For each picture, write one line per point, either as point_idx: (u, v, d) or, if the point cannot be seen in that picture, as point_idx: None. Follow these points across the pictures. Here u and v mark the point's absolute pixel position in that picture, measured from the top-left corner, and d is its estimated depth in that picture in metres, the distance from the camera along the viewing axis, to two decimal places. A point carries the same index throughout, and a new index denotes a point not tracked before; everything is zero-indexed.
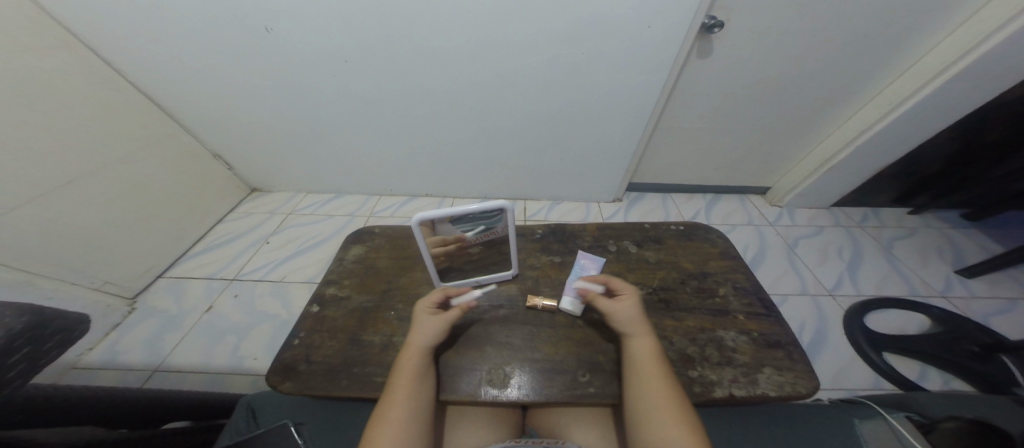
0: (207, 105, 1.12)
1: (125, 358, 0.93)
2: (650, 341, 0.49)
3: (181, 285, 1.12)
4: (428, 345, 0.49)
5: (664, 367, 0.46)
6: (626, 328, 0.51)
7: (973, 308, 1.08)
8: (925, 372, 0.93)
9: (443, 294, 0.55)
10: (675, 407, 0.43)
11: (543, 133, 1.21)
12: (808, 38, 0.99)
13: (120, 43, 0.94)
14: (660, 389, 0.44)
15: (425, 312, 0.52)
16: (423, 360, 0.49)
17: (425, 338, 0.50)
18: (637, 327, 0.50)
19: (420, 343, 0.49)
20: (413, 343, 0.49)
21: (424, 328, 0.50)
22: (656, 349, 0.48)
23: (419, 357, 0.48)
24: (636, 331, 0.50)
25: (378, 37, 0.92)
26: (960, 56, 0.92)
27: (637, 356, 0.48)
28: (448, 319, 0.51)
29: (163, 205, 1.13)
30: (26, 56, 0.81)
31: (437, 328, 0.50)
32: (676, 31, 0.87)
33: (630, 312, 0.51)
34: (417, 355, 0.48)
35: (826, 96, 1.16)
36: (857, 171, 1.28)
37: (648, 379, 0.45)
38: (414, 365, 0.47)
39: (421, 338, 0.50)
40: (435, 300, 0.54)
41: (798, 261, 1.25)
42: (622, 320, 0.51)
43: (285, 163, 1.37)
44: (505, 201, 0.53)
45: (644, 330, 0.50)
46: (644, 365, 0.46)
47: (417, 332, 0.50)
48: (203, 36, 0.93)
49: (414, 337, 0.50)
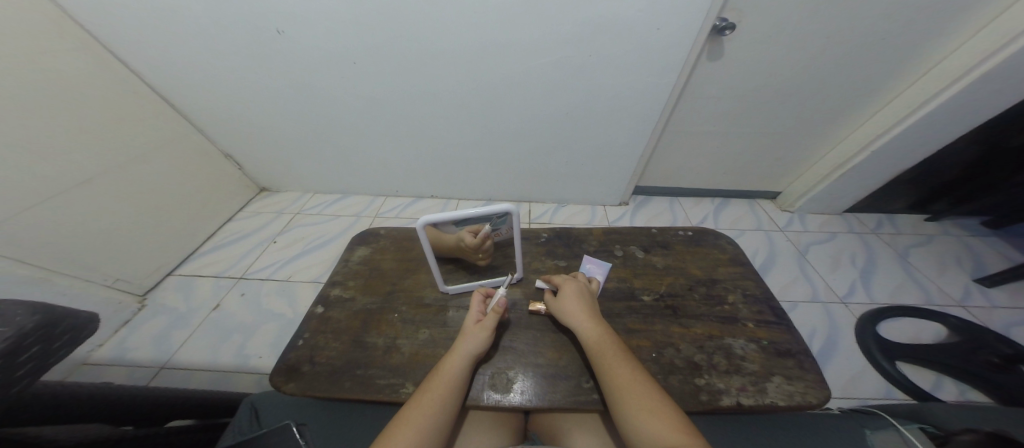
0: (219, 106, 1.14)
1: (135, 354, 0.94)
2: (591, 329, 0.51)
3: (190, 283, 1.14)
4: (474, 354, 0.49)
5: (614, 351, 0.48)
6: (566, 319, 0.54)
7: (992, 318, 1.05)
8: (940, 382, 0.90)
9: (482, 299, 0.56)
10: (630, 390, 0.44)
11: (549, 135, 1.20)
12: (820, 40, 0.97)
13: (135, 45, 0.96)
14: (611, 373, 0.46)
15: (471, 319, 0.53)
16: (463, 367, 0.48)
17: (471, 344, 0.50)
18: (581, 315, 0.53)
19: (467, 349, 0.49)
20: (461, 352, 0.49)
21: (471, 335, 0.51)
22: (601, 334, 0.51)
23: (462, 363, 0.48)
24: (581, 320, 0.53)
25: (388, 39, 0.93)
26: (982, 59, 0.90)
27: (588, 342, 0.50)
28: (489, 327, 0.52)
29: (175, 204, 1.15)
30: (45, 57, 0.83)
31: (483, 335, 0.51)
32: (685, 33, 0.86)
33: (566, 305, 0.55)
34: (462, 362, 0.48)
35: (839, 99, 1.13)
36: (871, 175, 1.25)
37: (607, 361, 0.47)
38: (457, 374, 0.47)
39: (467, 344, 0.50)
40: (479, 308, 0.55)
41: (808, 267, 1.22)
42: (563, 312, 0.55)
43: (294, 163, 1.39)
44: (511, 204, 0.53)
45: (585, 319, 0.53)
46: (597, 349, 0.49)
47: (468, 341, 0.50)
48: (216, 37, 0.94)
49: (461, 344, 0.50)
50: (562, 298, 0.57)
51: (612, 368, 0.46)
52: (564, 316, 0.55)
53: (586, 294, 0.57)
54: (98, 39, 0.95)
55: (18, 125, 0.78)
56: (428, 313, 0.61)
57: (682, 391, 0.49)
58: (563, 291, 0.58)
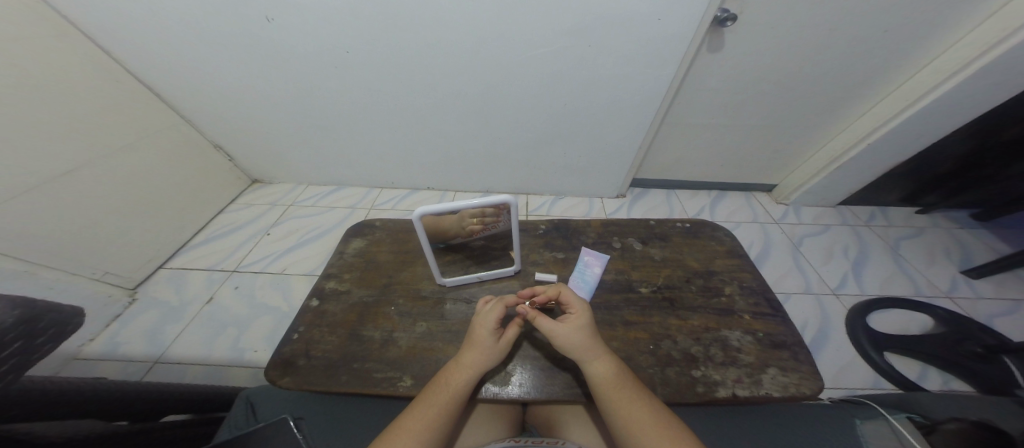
0: (207, 95, 1.11)
1: (127, 348, 0.93)
2: (608, 368, 0.47)
3: (182, 276, 1.12)
4: (486, 367, 0.48)
5: (630, 389, 0.45)
6: (577, 354, 0.48)
7: (977, 309, 1.07)
8: (925, 372, 0.93)
9: (501, 310, 0.52)
10: (653, 427, 0.42)
11: (548, 128, 1.19)
12: (820, 32, 0.96)
13: (115, 32, 0.92)
14: (634, 415, 0.43)
15: (488, 333, 0.50)
16: (470, 379, 0.47)
17: (485, 358, 0.48)
18: (589, 352, 0.48)
19: (477, 361, 0.48)
20: (471, 365, 0.48)
21: (484, 350, 0.49)
22: (611, 372, 0.46)
23: (470, 374, 0.47)
24: (592, 356, 0.48)
25: (383, 23, 0.89)
26: (983, 51, 0.89)
27: (601, 384, 0.46)
28: (508, 340, 0.51)
29: (163, 197, 1.12)
30: (21, 42, 0.79)
31: (499, 350, 0.50)
32: (688, 25, 0.85)
33: (577, 339, 0.49)
34: (473, 376, 0.47)
35: (837, 92, 1.13)
36: (865, 169, 1.26)
37: (626, 408, 0.44)
38: (463, 386, 0.46)
39: (480, 358, 0.48)
40: (496, 318, 0.51)
41: (802, 259, 1.24)
42: (570, 346, 0.49)
43: (286, 154, 1.35)
44: (508, 195, 0.52)
45: (598, 355, 0.48)
46: (611, 393, 0.45)
47: (477, 355, 0.48)
48: (201, 24, 0.90)
49: (472, 357, 0.48)
50: (571, 327, 0.50)
51: (629, 418, 0.43)
52: (570, 347, 0.49)
53: (589, 324, 0.51)
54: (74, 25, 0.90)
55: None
56: (426, 306, 0.60)
57: (679, 383, 0.49)
58: (572, 320, 0.51)
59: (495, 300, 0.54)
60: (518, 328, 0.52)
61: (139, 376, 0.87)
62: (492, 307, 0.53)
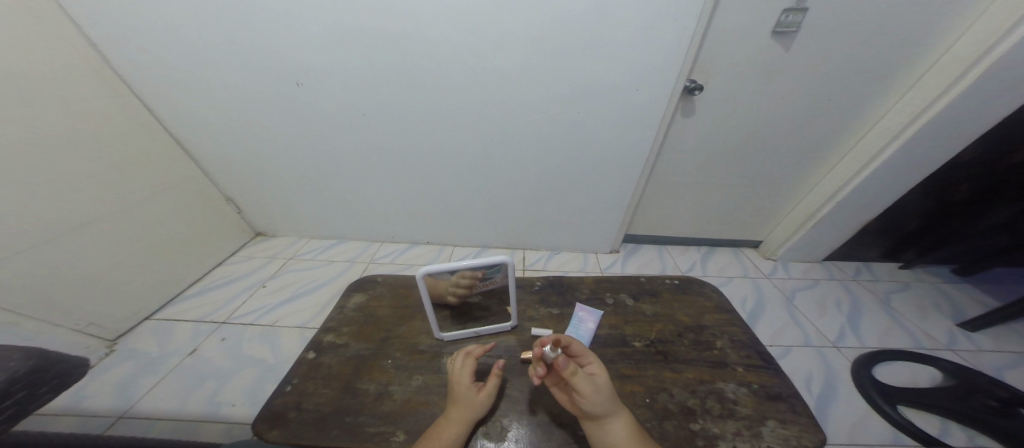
0: (231, 153, 1.21)
1: (92, 402, 0.87)
2: (626, 426, 0.45)
3: (169, 328, 1.09)
4: (471, 421, 0.47)
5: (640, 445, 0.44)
6: (605, 414, 0.45)
7: (982, 361, 1.05)
8: (947, 428, 0.87)
9: (474, 363, 0.53)
10: None
11: (543, 185, 1.29)
12: (771, 102, 1.13)
13: (165, 98, 1.07)
14: None
15: (467, 386, 0.50)
16: (458, 434, 0.46)
17: (472, 410, 0.48)
18: (617, 411, 0.46)
19: (462, 415, 0.48)
20: (457, 418, 0.47)
21: (468, 403, 0.48)
22: (630, 432, 0.45)
23: (459, 428, 0.46)
24: (619, 416, 0.46)
25: (399, 91, 1.04)
26: (913, 117, 1.04)
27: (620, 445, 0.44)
28: (490, 390, 0.50)
29: (168, 245, 1.15)
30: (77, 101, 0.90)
31: (481, 402, 0.49)
32: (660, 94, 1.01)
33: (609, 398, 0.46)
34: (460, 431, 0.46)
35: (797, 155, 1.28)
36: (839, 226, 1.34)
37: None
38: (452, 440, 0.45)
39: (465, 411, 0.48)
40: (471, 371, 0.52)
41: (796, 313, 1.24)
42: (602, 405, 0.45)
43: (293, 207, 1.43)
44: (505, 255, 0.57)
45: (621, 413, 0.46)
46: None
47: (461, 409, 0.48)
48: (240, 89, 1.04)
49: (456, 412, 0.48)
50: (605, 384, 0.47)
51: None
52: (603, 408, 0.45)
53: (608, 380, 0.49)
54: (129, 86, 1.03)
55: (25, 154, 0.81)
56: (422, 359, 0.60)
57: (678, 437, 0.48)
58: (601, 376, 0.48)
59: (464, 351, 0.55)
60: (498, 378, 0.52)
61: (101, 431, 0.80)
62: (463, 360, 0.54)
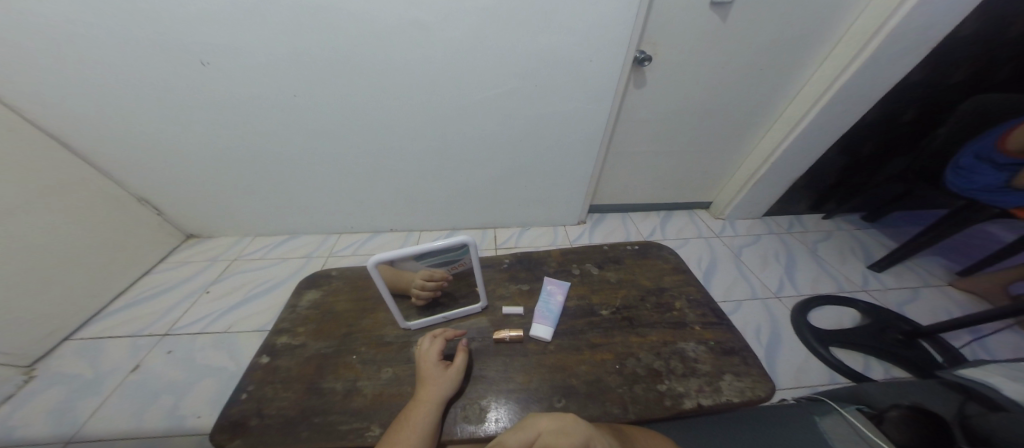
0: (139, 146, 1.04)
1: (21, 434, 0.77)
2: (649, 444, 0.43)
3: (98, 346, 0.97)
4: (445, 399, 0.48)
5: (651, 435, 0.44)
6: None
7: (889, 299, 1.25)
8: (868, 363, 1.03)
9: (443, 342, 0.55)
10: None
11: (506, 162, 1.26)
12: (716, 69, 1.16)
13: (25, 80, 0.86)
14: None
15: (434, 365, 0.51)
16: (432, 415, 0.46)
17: (442, 388, 0.49)
18: None
19: (435, 395, 0.48)
20: (429, 399, 0.48)
21: (440, 382, 0.50)
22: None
23: (431, 410, 0.47)
24: None
25: (336, 70, 0.93)
26: (828, 84, 1.13)
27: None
28: (460, 366, 0.52)
29: (72, 258, 0.99)
30: None
31: (451, 378, 0.51)
32: (613, 64, 0.99)
33: None
34: (432, 410, 0.47)
35: (739, 120, 1.35)
36: (774, 184, 1.47)
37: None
38: (427, 421, 0.45)
39: (436, 389, 0.49)
40: (439, 350, 0.53)
41: (744, 268, 1.37)
42: None
43: (229, 202, 1.28)
44: (467, 235, 0.54)
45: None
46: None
47: (433, 388, 0.49)
48: (133, 69, 0.87)
49: (428, 392, 0.48)
50: None
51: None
52: None
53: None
54: None
55: None
56: (392, 351, 0.58)
57: (647, 399, 0.52)
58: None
59: (432, 335, 0.57)
60: (465, 353, 0.55)
61: None
62: (431, 341, 0.55)
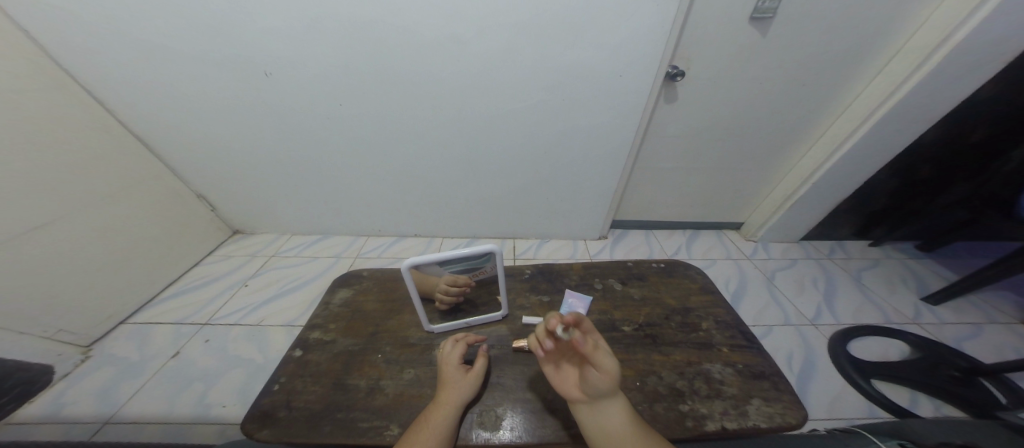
0: (200, 149, 1.15)
1: (72, 410, 0.84)
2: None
3: (146, 331, 1.05)
4: (463, 403, 0.49)
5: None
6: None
7: (944, 334, 1.13)
8: (915, 399, 0.94)
9: (464, 346, 0.56)
10: None
11: (530, 173, 1.28)
12: (752, 86, 1.14)
13: (117, 88, 0.98)
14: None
15: (453, 369, 0.52)
16: (450, 418, 0.47)
17: (461, 392, 0.49)
18: None
19: (454, 398, 0.49)
20: (448, 401, 0.48)
21: (459, 385, 0.50)
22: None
23: (449, 412, 0.47)
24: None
25: (378, 83, 1.00)
26: (880, 102, 1.08)
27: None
28: (479, 371, 0.53)
29: (137, 247, 1.09)
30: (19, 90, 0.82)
31: (469, 382, 0.51)
32: (644, 79, 1.00)
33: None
34: (449, 414, 0.47)
35: (777, 138, 1.30)
36: (814, 206, 1.40)
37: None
38: (444, 423, 0.46)
39: (455, 393, 0.49)
40: (460, 354, 0.54)
41: (777, 293, 1.30)
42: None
43: (271, 202, 1.37)
44: (493, 244, 0.55)
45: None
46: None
47: (452, 390, 0.49)
48: (205, 79, 0.97)
49: (447, 395, 0.49)
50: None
51: None
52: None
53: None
54: (75, 75, 0.94)
55: None
56: (414, 352, 0.60)
57: (669, 418, 0.50)
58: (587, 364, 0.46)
59: (455, 338, 0.58)
60: (485, 359, 0.55)
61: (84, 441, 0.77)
62: (453, 344, 0.56)
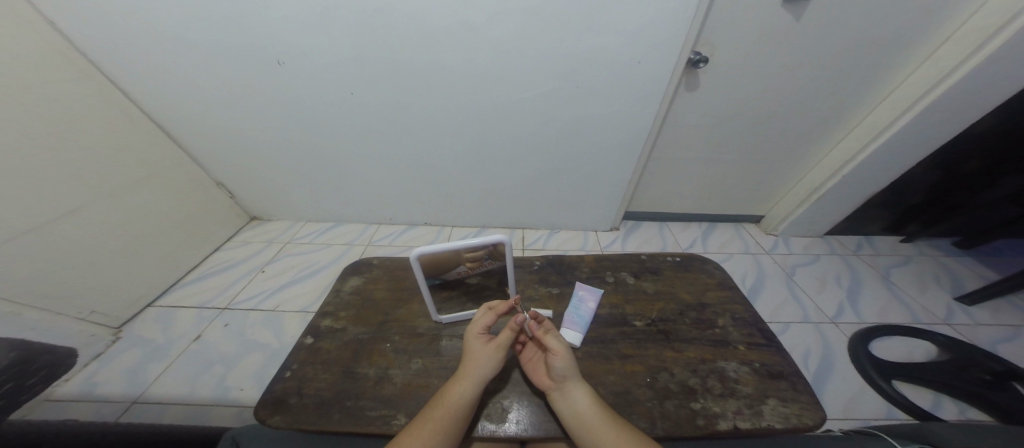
0: (216, 137, 1.17)
1: (105, 389, 0.89)
2: None
3: (171, 314, 1.10)
4: (485, 377, 0.49)
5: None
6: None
7: (978, 336, 1.07)
8: (940, 402, 0.90)
9: (492, 316, 0.55)
10: None
11: (541, 163, 1.25)
12: (784, 71, 1.06)
13: (136, 77, 0.99)
14: None
15: (478, 338, 0.52)
16: (471, 391, 0.47)
17: (484, 366, 0.49)
18: None
19: (477, 372, 0.49)
20: (470, 373, 0.49)
21: (482, 358, 0.50)
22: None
23: (469, 385, 0.48)
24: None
25: (388, 71, 0.98)
26: (929, 88, 0.99)
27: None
28: (502, 345, 0.51)
29: (160, 234, 1.13)
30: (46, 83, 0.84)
31: (493, 355, 0.50)
32: (666, 66, 0.94)
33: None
34: (469, 387, 0.47)
35: (807, 126, 1.22)
36: (843, 199, 1.32)
37: None
38: (461, 397, 0.46)
39: (478, 366, 0.49)
40: (487, 323, 0.54)
41: (797, 288, 1.25)
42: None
43: (285, 190, 1.39)
44: (502, 235, 0.54)
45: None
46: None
47: (475, 364, 0.50)
48: (218, 68, 0.97)
49: (471, 368, 0.49)
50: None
51: None
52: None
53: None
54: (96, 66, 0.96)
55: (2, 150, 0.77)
56: (422, 343, 0.60)
57: (679, 416, 0.49)
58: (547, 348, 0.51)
59: (488, 307, 0.57)
60: (513, 331, 0.52)
61: (116, 417, 0.82)
62: (483, 314, 0.56)
